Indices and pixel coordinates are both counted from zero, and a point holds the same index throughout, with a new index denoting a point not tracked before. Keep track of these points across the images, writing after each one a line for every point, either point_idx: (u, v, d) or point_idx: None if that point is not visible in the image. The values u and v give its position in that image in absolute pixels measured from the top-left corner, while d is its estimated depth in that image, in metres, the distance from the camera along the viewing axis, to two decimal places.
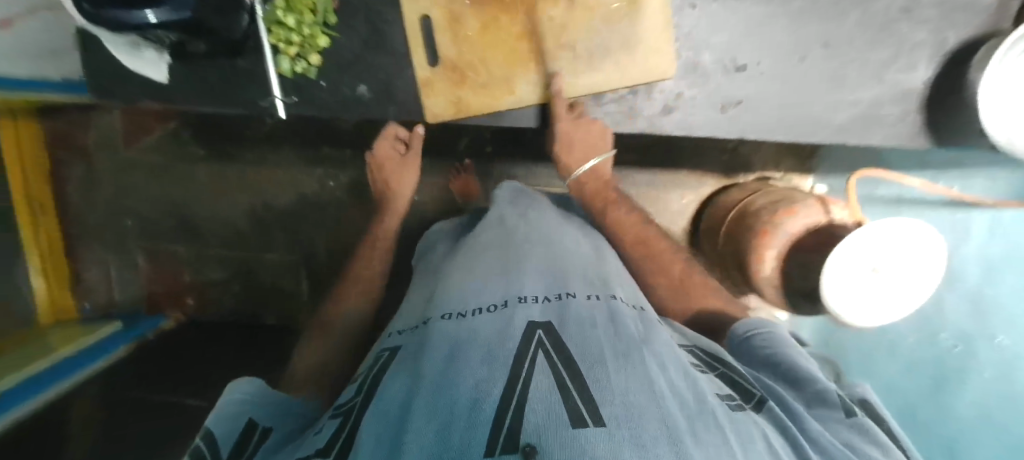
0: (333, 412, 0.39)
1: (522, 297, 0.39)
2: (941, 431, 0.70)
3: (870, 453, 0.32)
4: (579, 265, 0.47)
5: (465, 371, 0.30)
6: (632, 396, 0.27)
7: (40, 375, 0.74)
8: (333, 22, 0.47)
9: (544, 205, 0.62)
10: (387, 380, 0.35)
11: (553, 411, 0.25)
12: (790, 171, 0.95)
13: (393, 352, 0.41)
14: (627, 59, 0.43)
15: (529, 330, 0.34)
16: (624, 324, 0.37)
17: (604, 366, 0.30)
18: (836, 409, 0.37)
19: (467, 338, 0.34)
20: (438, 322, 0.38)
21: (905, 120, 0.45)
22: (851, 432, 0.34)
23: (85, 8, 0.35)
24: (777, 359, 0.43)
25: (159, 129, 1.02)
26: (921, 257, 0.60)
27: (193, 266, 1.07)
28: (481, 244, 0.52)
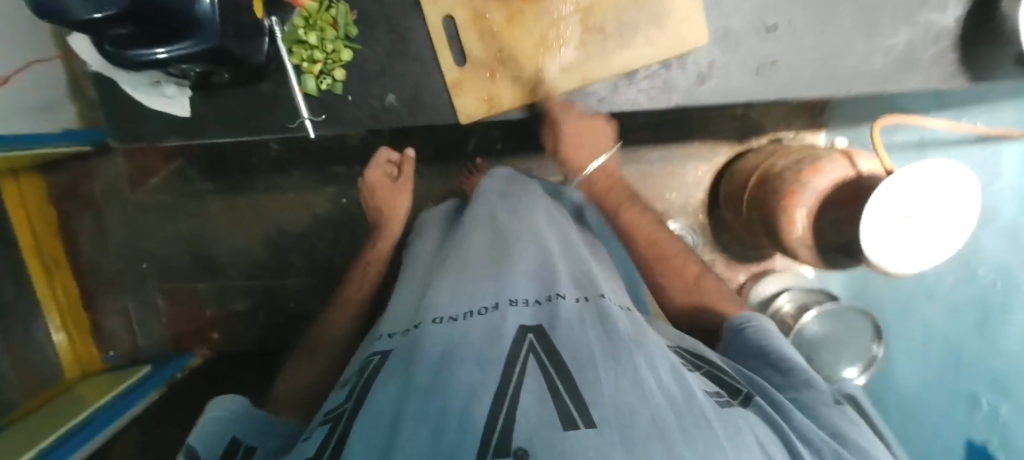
0: (321, 420, 0.36)
1: (513, 300, 0.37)
2: (989, 368, 0.64)
3: (859, 442, 0.31)
4: (567, 264, 0.44)
5: (458, 373, 0.28)
6: (622, 396, 0.26)
7: (90, 420, 0.75)
8: (354, 35, 0.47)
9: (534, 194, 0.57)
10: (379, 384, 0.33)
11: (544, 414, 0.24)
12: (802, 129, 0.94)
13: (383, 355, 0.38)
14: (658, 34, 0.43)
15: (519, 335, 0.32)
16: (613, 323, 0.34)
17: (592, 368, 0.28)
18: (825, 399, 0.35)
19: (455, 341, 0.32)
20: (427, 327, 0.35)
21: (942, 60, 0.44)
22: (840, 418, 0.33)
23: (107, 48, 0.34)
24: (761, 348, 0.40)
25: (165, 169, 1.00)
26: (955, 198, 0.57)
27: (215, 301, 1.05)
28: (468, 244, 0.48)
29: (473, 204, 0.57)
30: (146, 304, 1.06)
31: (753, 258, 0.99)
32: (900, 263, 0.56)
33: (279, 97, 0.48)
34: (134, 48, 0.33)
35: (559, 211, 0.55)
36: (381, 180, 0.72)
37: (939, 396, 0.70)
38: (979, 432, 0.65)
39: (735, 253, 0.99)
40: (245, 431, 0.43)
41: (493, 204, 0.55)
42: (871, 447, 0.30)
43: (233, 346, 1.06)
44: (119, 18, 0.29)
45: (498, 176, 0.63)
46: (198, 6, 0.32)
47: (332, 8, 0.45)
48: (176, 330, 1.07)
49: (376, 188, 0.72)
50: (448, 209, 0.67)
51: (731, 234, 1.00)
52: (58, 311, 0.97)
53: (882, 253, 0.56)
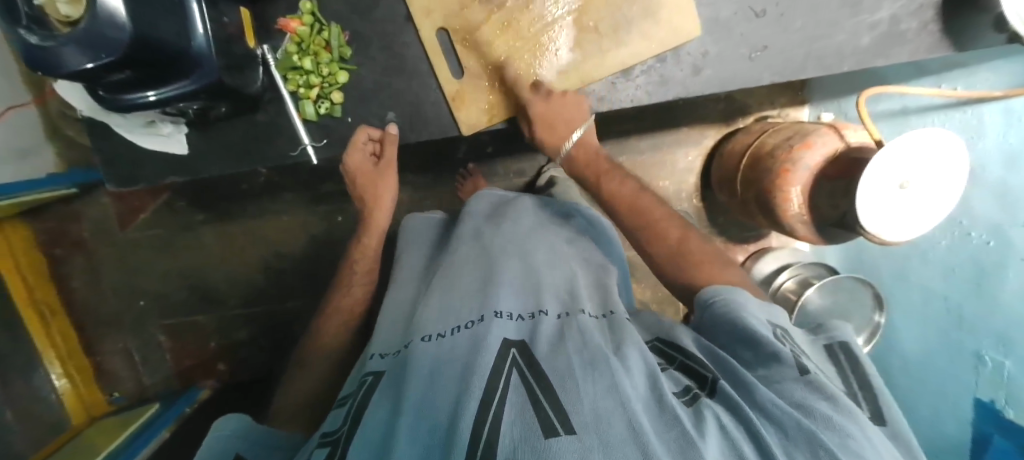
0: (320, 442, 0.36)
1: (498, 313, 0.39)
2: (986, 328, 0.59)
3: (821, 412, 0.31)
4: (551, 277, 0.47)
5: (443, 391, 0.31)
6: (600, 401, 0.28)
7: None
8: (348, 56, 0.47)
9: (524, 203, 0.59)
10: (372, 408, 0.34)
11: (526, 422, 0.26)
12: (786, 105, 0.96)
13: (377, 376, 0.39)
14: (652, 29, 0.44)
15: (503, 349, 0.34)
16: (591, 333, 0.37)
17: (572, 377, 0.30)
18: (791, 368, 0.35)
19: (445, 358, 0.34)
20: (416, 345, 0.37)
21: (924, 31, 0.45)
22: (803, 388, 0.33)
23: (102, 95, 0.34)
24: (727, 323, 0.40)
25: (153, 204, 0.98)
26: (945, 165, 0.57)
27: (218, 332, 1.03)
28: (454, 261, 0.49)
29: (459, 224, 0.57)
30: (146, 342, 1.03)
31: (750, 236, 1.00)
32: (895, 231, 0.57)
33: (279, 125, 0.48)
34: (127, 93, 0.34)
35: (545, 223, 0.57)
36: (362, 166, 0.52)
37: (944, 355, 0.66)
38: (983, 389, 0.60)
39: (731, 233, 1.00)
40: (250, 450, 0.43)
41: (477, 222, 0.56)
42: (835, 415, 0.30)
43: (240, 374, 1.03)
44: (114, 68, 0.29)
45: (489, 194, 0.62)
46: (193, 45, 0.33)
47: (324, 32, 0.46)
48: (182, 367, 1.03)
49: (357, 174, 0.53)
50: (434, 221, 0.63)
51: (726, 216, 1.00)
52: (59, 358, 0.96)
53: (880, 224, 0.57)
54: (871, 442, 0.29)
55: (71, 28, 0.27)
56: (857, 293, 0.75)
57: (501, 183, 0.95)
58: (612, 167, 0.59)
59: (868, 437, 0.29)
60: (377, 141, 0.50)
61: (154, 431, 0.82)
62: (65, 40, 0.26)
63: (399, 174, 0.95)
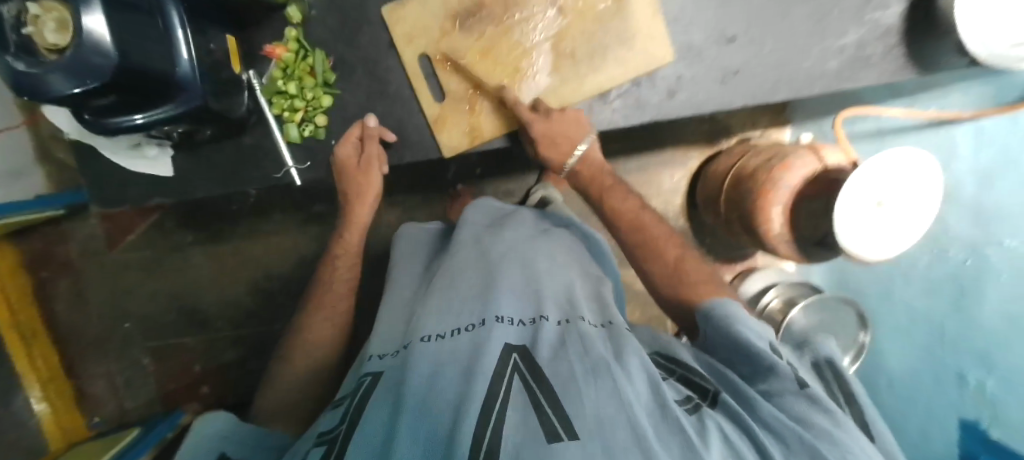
0: (316, 442, 0.36)
1: (499, 317, 0.39)
2: (971, 340, 0.59)
3: (821, 425, 0.31)
4: (550, 283, 0.45)
5: (445, 390, 0.31)
6: (603, 407, 0.28)
7: None
8: (332, 80, 0.48)
9: (525, 215, 0.58)
10: (371, 408, 0.33)
11: (529, 426, 0.27)
12: (768, 127, 0.98)
13: (376, 376, 0.38)
14: (627, 54, 0.45)
15: (505, 355, 0.34)
16: (593, 341, 0.36)
17: (576, 384, 0.31)
18: (790, 381, 0.36)
19: (445, 360, 0.34)
20: (416, 345, 0.36)
21: (890, 55, 0.47)
22: (802, 401, 0.34)
23: (86, 118, 0.35)
24: (733, 339, 0.39)
25: (142, 225, 0.98)
26: (914, 180, 0.59)
27: (204, 354, 1.01)
28: (454, 264, 0.48)
29: (456, 231, 0.55)
30: (131, 364, 1.01)
31: (737, 255, 1.01)
32: (872, 249, 0.58)
33: (264, 148, 0.49)
34: (113, 116, 0.35)
35: (542, 232, 0.54)
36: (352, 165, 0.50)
37: (928, 373, 0.65)
38: (969, 408, 0.60)
39: (718, 251, 1.01)
40: (235, 448, 0.46)
41: (477, 230, 0.54)
42: (835, 429, 0.31)
43: (225, 398, 1.01)
44: (101, 92, 0.30)
45: (487, 203, 0.60)
46: (178, 70, 0.34)
47: (309, 58, 0.48)
48: (166, 390, 1.01)
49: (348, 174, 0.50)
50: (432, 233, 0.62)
51: (713, 235, 1.02)
52: (40, 382, 0.94)
53: (859, 244, 0.57)
54: (867, 451, 0.30)
55: (57, 55, 0.28)
56: (842, 313, 0.76)
57: None
58: (616, 183, 0.56)
59: (863, 447, 0.31)
60: (360, 137, 0.49)
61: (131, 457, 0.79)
62: (52, 67, 0.27)
63: (390, 195, 0.96)
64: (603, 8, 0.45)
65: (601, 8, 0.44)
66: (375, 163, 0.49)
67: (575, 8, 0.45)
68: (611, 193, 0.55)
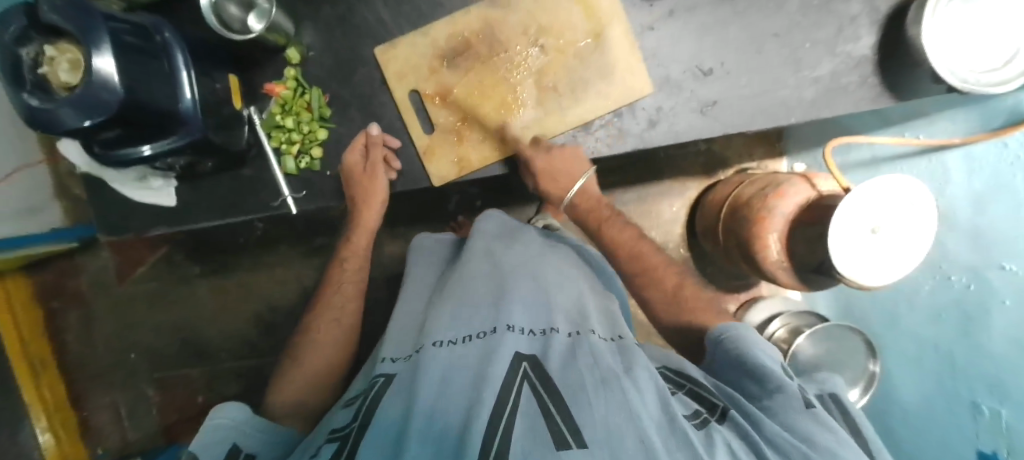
0: (327, 438, 0.35)
1: (510, 326, 0.37)
2: (984, 369, 0.56)
3: (826, 444, 0.30)
4: (560, 297, 0.44)
5: (450, 400, 0.30)
6: (611, 418, 0.28)
7: None
8: (327, 115, 0.52)
9: (535, 233, 0.56)
10: (382, 407, 0.32)
11: (537, 432, 0.26)
12: (764, 157, 0.99)
13: (388, 378, 0.37)
14: (608, 88, 0.48)
15: (514, 363, 0.33)
16: (603, 355, 0.34)
17: (585, 392, 0.30)
18: (796, 399, 0.34)
19: (456, 365, 0.33)
20: (428, 350, 0.34)
21: (865, 84, 0.49)
22: (810, 421, 0.32)
23: (96, 151, 0.37)
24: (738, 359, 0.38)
25: (152, 257, 1.00)
26: (913, 214, 0.57)
27: (206, 387, 1.00)
28: (465, 274, 0.46)
29: (470, 240, 0.53)
30: (135, 396, 1.00)
31: (740, 285, 1.00)
32: (873, 276, 0.56)
33: (262, 179, 0.52)
34: (122, 147, 0.37)
35: (553, 247, 0.54)
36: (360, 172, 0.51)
37: (941, 400, 0.63)
38: (986, 439, 0.56)
39: (721, 281, 1.00)
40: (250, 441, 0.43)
41: (487, 241, 0.52)
42: (842, 450, 0.29)
43: None
44: (107, 123, 0.32)
45: (497, 217, 0.57)
46: (181, 106, 0.37)
47: (306, 94, 0.51)
48: (169, 422, 1.00)
49: (356, 182, 0.51)
50: (448, 245, 0.62)
51: (714, 264, 1.01)
52: (46, 413, 0.92)
53: (854, 268, 0.56)
54: None
55: (68, 92, 0.31)
56: (847, 340, 0.73)
57: None
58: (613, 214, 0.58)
59: None
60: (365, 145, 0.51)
61: None
62: (63, 102, 0.29)
63: (393, 227, 0.98)
64: (582, 46, 0.48)
65: (580, 45, 0.48)
66: (381, 166, 0.50)
67: (555, 46, 0.48)
68: (608, 225, 0.56)
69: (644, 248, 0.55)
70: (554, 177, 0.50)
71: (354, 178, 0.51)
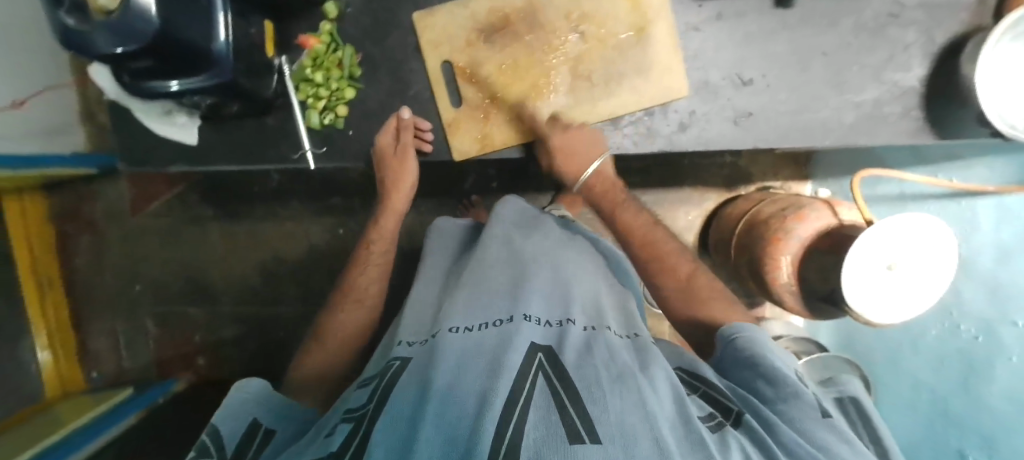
0: (343, 417, 0.34)
1: (527, 316, 0.36)
2: (976, 422, 0.56)
3: (841, 454, 0.29)
4: (578, 291, 0.44)
5: (467, 380, 0.28)
6: (626, 416, 0.26)
7: (70, 437, 0.73)
8: (357, 75, 0.51)
9: (550, 225, 0.55)
10: (399, 390, 0.31)
11: (551, 426, 0.24)
12: (789, 179, 0.97)
13: (404, 361, 0.36)
14: (643, 85, 0.47)
15: (529, 353, 0.32)
16: (619, 351, 0.34)
17: (601, 388, 0.28)
18: (812, 409, 0.32)
19: (472, 353, 0.31)
20: (444, 336, 0.34)
21: (907, 116, 0.47)
22: (825, 430, 0.31)
23: (125, 79, 0.38)
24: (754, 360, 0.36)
25: (167, 194, 1.01)
26: (931, 251, 0.55)
27: (205, 327, 1.03)
28: (483, 260, 0.46)
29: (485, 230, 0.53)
30: (136, 327, 1.03)
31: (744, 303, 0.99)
32: (880, 314, 0.55)
33: (285, 130, 0.52)
34: (151, 80, 0.37)
35: (570, 241, 0.54)
36: (390, 153, 0.51)
37: (927, 444, 0.63)
38: None
39: None
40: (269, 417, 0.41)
41: (507, 226, 0.52)
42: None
43: (218, 373, 1.02)
44: (140, 53, 0.32)
45: (516, 202, 0.58)
46: (214, 47, 0.37)
47: (338, 51, 0.51)
48: (164, 356, 1.03)
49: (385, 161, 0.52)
50: (463, 226, 0.62)
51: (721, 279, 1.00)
52: (47, 331, 0.96)
53: (865, 304, 0.54)
54: None
55: (105, 17, 0.29)
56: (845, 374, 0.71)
57: None
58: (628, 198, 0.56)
59: None
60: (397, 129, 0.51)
61: (118, 415, 0.81)
62: (99, 25, 0.29)
63: None
64: (623, 38, 0.47)
65: (621, 37, 0.47)
66: (411, 149, 0.51)
67: (595, 34, 0.47)
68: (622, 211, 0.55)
69: (659, 244, 0.51)
70: (576, 155, 0.47)
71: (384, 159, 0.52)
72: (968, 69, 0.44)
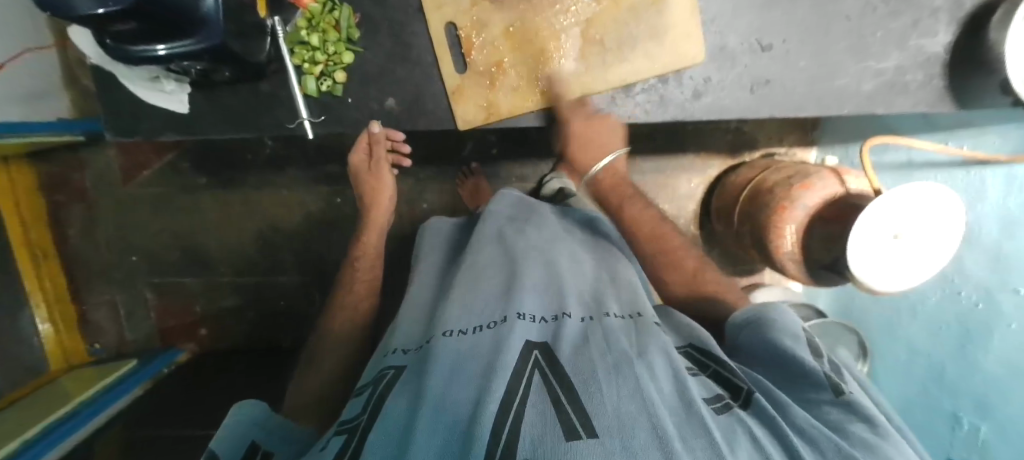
0: (335, 431, 0.33)
1: (520, 314, 0.36)
2: (971, 385, 0.60)
3: (859, 435, 0.29)
4: (574, 283, 0.44)
5: (461, 387, 0.28)
6: (622, 405, 0.25)
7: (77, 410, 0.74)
8: (355, 38, 0.49)
9: (547, 214, 0.56)
10: (393, 400, 0.31)
11: (549, 422, 0.24)
12: (794, 144, 0.95)
13: (399, 370, 0.36)
14: (657, 49, 0.45)
15: (524, 351, 0.32)
16: (616, 336, 0.34)
17: (596, 380, 0.28)
18: (824, 389, 0.33)
19: (467, 356, 0.31)
20: (438, 341, 0.34)
21: (929, 84, 0.46)
22: (838, 411, 0.32)
23: (108, 44, 0.36)
24: (766, 343, 0.38)
25: (157, 162, 0.98)
26: (938, 217, 0.55)
27: (204, 296, 1.03)
28: (477, 261, 0.46)
29: (479, 222, 0.54)
30: (135, 297, 1.03)
31: (742, 270, 0.99)
32: (884, 282, 0.55)
33: (280, 98, 0.50)
34: (136, 44, 0.35)
35: (569, 230, 0.54)
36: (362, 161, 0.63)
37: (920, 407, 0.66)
38: (959, 450, 0.62)
39: (726, 265, 0.99)
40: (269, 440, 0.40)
41: (499, 224, 0.52)
42: (874, 439, 0.29)
43: (220, 342, 1.03)
44: (127, 16, 0.31)
45: (510, 194, 0.58)
46: (202, 6, 0.35)
47: (335, 11, 0.47)
48: (165, 326, 1.04)
49: (359, 169, 0.64)
50: (456, 223, 0.64)
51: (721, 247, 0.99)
52: (46, 302, 0.95)
53: (869, 273, 0.54)
54: None
55: None
56: (842, 337, 0.70)
57: (503, 186, 0.95)
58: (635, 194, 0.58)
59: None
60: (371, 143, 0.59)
61: (130, 385, 0.84)
62: None
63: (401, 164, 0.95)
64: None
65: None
66: (382, 160, 0.62)
67: None
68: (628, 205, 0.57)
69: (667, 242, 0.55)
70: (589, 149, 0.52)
71: (359, 170, 0.64)
72: (998, 34, 0.42)
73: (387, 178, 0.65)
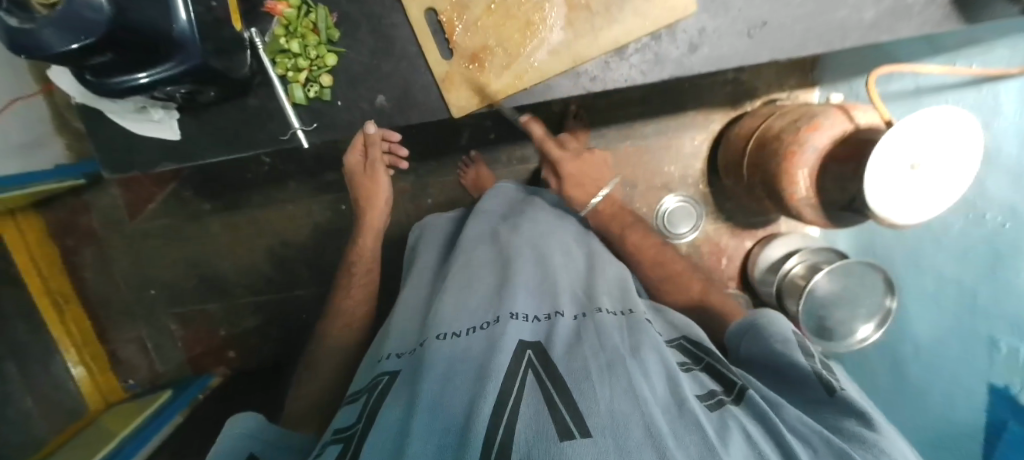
0: (331, 439, 0.33)
1: (513, 314, 0.36)
2: (1004, 309, 0.55)
3: (853, 429, 0.30)
4: (565, 280, 0.44)
5: (455, 389, 0.28)
6: (616, 404, 0.25)
7: (122, 447, 0.76)
8: (336, 38, 0.47)
9: (537, 211, 0.57)
10: (388, 405, 0.31)
11: (542, 423, 0.24)
12: (795, 87, 0.92)
13: (393, 375, 0.36)
14: (646, 6, 0.43)
15: (518, 351, 0.31)
16: (608, 334, 0.34)
17: (589, 380, 0.28)
18: (817, 389, 0.34)
19: (459, 360, 0.31)
20: (432, 344, 0.34)
21: (934, 3, 0.44)
22: (834, 413, 0.33)
23: (88, 78, 0.35)
24: (763, 351, 0.39)
25: (159, 194, 0.98)
26: (954, 143, 0.53)
27: (227, 321, 1.04)
28: (469, 263, 0.47)
29: (469, 224, 0.56)
30: (159, 329, 1.05)
31: (757, 223, 0.97)
32: (904, 214, 0.53)
33: (269, 110, 0.49)
34: (115, 75, 0.35)
35: (561, 222, 0.57)
36: (358, 164, 0.63)
37: (954, 338, 0.63)
38: (999, 375, 0.56)
39: (740, 219, 0.97)
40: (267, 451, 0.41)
41: (493, 223, 0.55)
42: (871, 433, 0.29)
43: (249, 362, 1.05)
44: (100, 49, 0.30)
45: (507, 190, 0.64)
46: (175, 28, 0.34)
47: (311, 13, 0.46)
48: (194, 354, 1.05)
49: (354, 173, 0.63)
50: (451, 219, 0.65)
51: (733, 201, 0.97)
52: (75, 346, 0.97)
53: (889, 208, 0.53)
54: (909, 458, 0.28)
55: (49, 10, 0.27)
56: (867, 278, 0.69)
57: (505, 170, 0.93)
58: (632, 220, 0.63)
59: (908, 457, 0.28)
60: (365, 144, 0.58)
61: (169, 414, 0.86)
62: (44, 23, 0.26)
63: None
64: None
65: None
66: (377, 163, 0.61)
67: None
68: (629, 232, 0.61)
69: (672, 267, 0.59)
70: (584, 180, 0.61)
71: (353, 172, 0.63)
72: None
73: (383, 182, 0.64)
